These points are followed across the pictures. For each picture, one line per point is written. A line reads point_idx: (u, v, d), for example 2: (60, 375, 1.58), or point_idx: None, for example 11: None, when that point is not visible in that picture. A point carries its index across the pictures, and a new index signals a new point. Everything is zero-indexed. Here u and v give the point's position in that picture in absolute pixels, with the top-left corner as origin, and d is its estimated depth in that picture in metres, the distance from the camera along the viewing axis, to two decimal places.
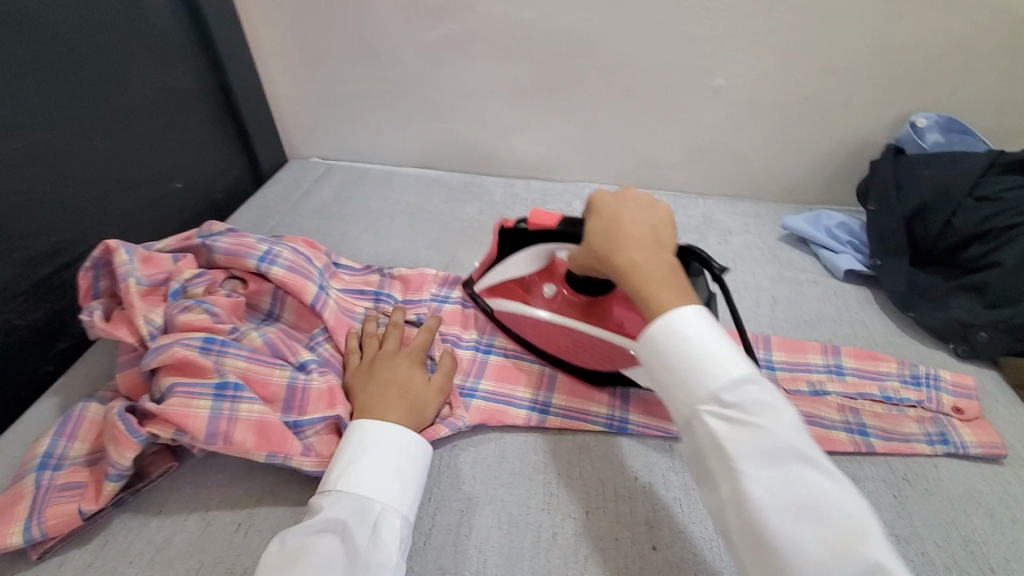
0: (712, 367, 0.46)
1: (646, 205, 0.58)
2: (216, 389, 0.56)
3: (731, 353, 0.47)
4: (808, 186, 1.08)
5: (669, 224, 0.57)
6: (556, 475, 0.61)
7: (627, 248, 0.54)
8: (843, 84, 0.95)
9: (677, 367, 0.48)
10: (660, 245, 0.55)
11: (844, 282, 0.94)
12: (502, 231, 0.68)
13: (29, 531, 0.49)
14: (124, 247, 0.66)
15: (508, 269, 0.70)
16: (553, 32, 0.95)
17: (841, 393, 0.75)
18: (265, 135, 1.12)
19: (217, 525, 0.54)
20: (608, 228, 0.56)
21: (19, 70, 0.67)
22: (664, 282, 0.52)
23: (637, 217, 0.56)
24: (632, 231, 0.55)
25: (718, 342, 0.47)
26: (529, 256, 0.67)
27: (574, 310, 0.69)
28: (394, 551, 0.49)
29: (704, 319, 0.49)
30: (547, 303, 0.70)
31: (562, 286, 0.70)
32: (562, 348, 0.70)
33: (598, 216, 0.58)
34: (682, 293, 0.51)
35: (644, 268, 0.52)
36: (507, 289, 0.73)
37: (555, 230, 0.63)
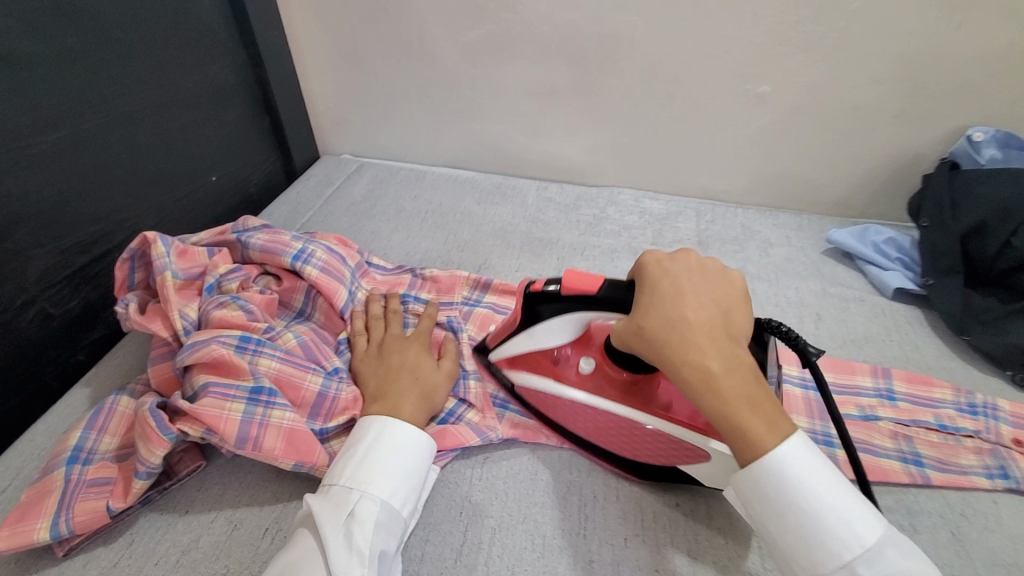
0: (845, 535, 0.43)
1: (707, 282, 0.52)
2: (251, 393, 0.55)
3: (862, 513, 0.44)
4: (855, 198, 1.03)
5: (734, 305, 0.52)
6: (592, 497, 0.59)
7: (701, 351, 0.48)
8: (898, 95, 0.91)
9: (801, 530, 0.44)
10: (733, 343, 0.49)
11: (892, 301, 0.89)
12: (529, 295, 0.58)
13: (57, 527, 0.48)
14: (162, 239, 0.65)
15: (534, 339, 0.61)
16: (594, 33, 0.93)
17: (894, 419, 0.71)
18: (299, 131, 1.11)
19: (244, 529, 0.53)
20: (674, 317, 0.49)
21: (68, 59, 0.67)
22: (751, 396, 0.47)
23: (703, 305, 0.50)
24: (704, 326, 0.49)
25: (846, 499, 0.45)
26: (562, 327, 0.59)
27: (613, 390, 0.60)
28: (366, 542, 0.47)
29: (824, 469, 0.45)
30: (581, 380, 0.61)
31: (600, 360, 0.61)
32: (596, 435, 0.60)
33: (658, 299, 0.51)
34: (770, 410, 0.47)
35: (726, 379, 0.47)
36: (533, 361, 0.64)
37: (597, 297, 0.54)
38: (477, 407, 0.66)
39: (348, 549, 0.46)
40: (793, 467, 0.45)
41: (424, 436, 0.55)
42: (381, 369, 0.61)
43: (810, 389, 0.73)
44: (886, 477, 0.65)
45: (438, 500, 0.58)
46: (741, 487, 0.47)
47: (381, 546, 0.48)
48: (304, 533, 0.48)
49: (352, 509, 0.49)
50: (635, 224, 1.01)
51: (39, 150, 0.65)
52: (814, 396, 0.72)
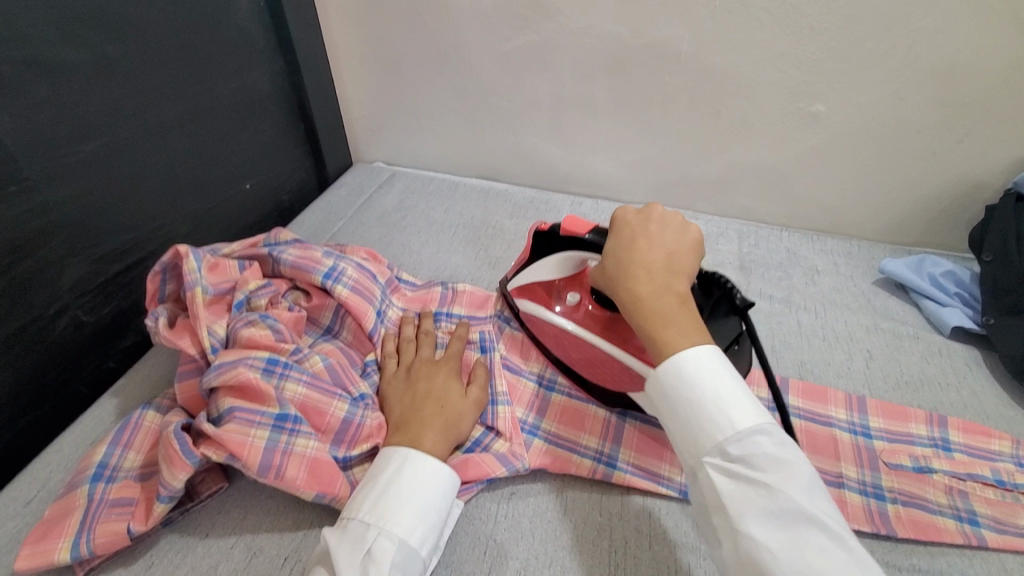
0: (718, 415, 0.44)
1: (666, 228, 0.55)
2: (276, 420, 0.53)
3: (742, 401, 0.45)
4: (911, 226, 0.97)
5: (689, 250, 0.54)
6: (623, 544, 0.55)
7: (633, 278, 0.52)
8: (963, 118, 0.85)
9: (683, 414, 0.46)
10: (671, 277, 0.52)
11: (950, 340, 0.83)
12: (537, 233, 0.67)
13: (78, 548, 0.48)
14: (194, 253, 0.64)
15: (536, 272, 0.69)
16: (638, 47, 0.89)
17: (949, 471, 0.65)
18: (334, 138, 1.11)
19: (263, 557, 0.51)
20: (623, 256, 0.53)
21: (107, 67, 0.67)
22: (671, 317, 0.49)
23: (654, 243, 0.53)
24: (644, 260, 0.52)
25: (731, 389, 0.45)
26: (559, 264, 0.66)
27: (595, 324, 0.66)
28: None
29: (716, 361, 0.46)
30: (570, 311, 0.68)
31: (586, 297, 0.67)
32: (573, 361, 0.67)
33: (615, 241, 0.55)
34: (689, 331, 0.48)
35: (649, 300, 0.50)
36: (531, 291, 0.70)
37: (583, 239, 0.61)
38: (505, 434, 0.63)
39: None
40: (684, 359, 0.46)
41: (447, 470, 0.53)
42: (407, 395, 0.60)
43: (857, 434, 0.68)
44: (940, 537, 0.59)
45: (461, 537, 0.56)
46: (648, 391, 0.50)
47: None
48: (320, 570, 0.46)
49: (369, 547, 0.46)
50: None
51: (76, 158, 0.65)
52: (862, 442, 0.68)
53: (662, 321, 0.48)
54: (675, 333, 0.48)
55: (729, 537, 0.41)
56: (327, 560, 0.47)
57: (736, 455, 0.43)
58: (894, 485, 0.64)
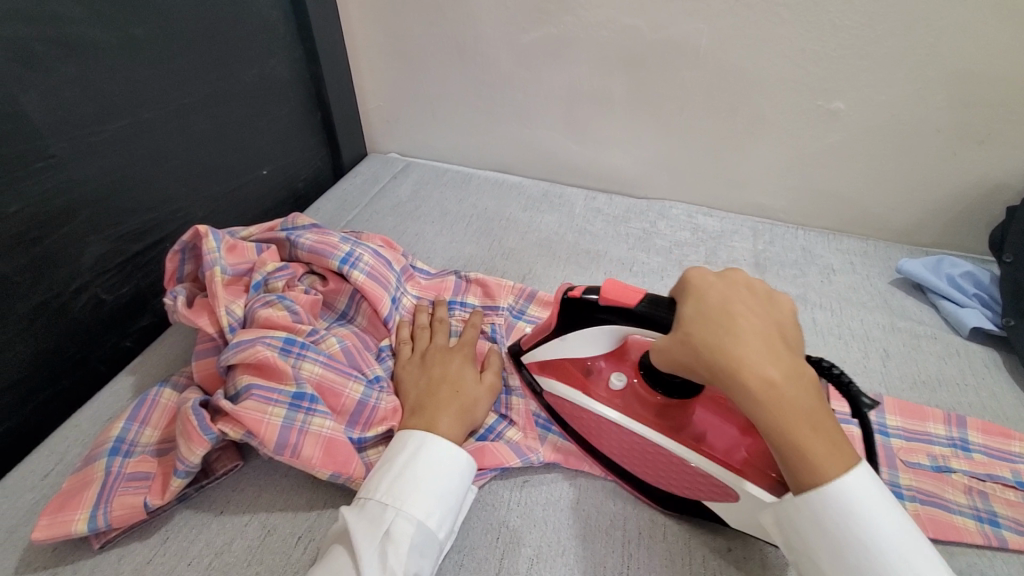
0: (903, 571, 0.39)
1: (758, 294, 0.48)
2: (293, 399, 0.54)
3: (920, 550, 0.40)
4: (929, 226, 0.96)
5: (790, 318, 0.48)
6: (637, 534, 0.55)
7: (758, 363, 0.44)
8: (985, 118, 0.84)
9: (855, 562, 0.41)
10: (791, 356, 0.45)
11: (968, 341, 0.82)
12: (565, 299, 0.56)
13: (96, 520, 0.48)
14: (214, 234, 0.65)
15: (568, 347, 0.59)
16: (657, 41, 0.89)
17: (968, 472, 0.64)
18: (349, 128, 1.11)
19: (277, 536, 0.51)
20: (728, 327, 0.45)
21: (132, 48, 0.68)
22: (816, 417, 0.43)
23: (757, 312, 0.47)
24: (759, 336, 0.45)
25: (905, 534, 0.41)
26: (600, 337, 0.56)
27: (645, 410, 0.56)
28: (399, 563, 0.45)
29: (884, 500, 0.42)
30: (611, 396, 0.58)
31: (633, 376, 0.58)
32: (620, 455, 0.57)
33: (708, 309, 0.47)
34: (836, 435, 0.43)
35: (786, 395, 0.43)
36: (561, 368, 0.61)
37: (635, 312, 0.51)
38: (519, 424, 0.63)
39: (380, 571, 0.44)
40: (853, 498, 0.41)
41: (463, 455, 0.53)
42: (422, 380, 0.60)
43: (875, 433, 0.67)
44: (959, 537, 0.58)
45: (474, 523, 0.56)
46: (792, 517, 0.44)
47: (414, 569, 0.46)
48: (337, 549, 0.46)
49: (386, 528, 0.46)
50: (687, 240, 0.97)
51: (101, 138, 0.65)
52: (880, 440, 0.67)
53: (809, 423, 0.42)
54: (823, 441, 0.43)
55: None
56: (344, 539, 0.47)
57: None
58: (913, 483, 0.63)
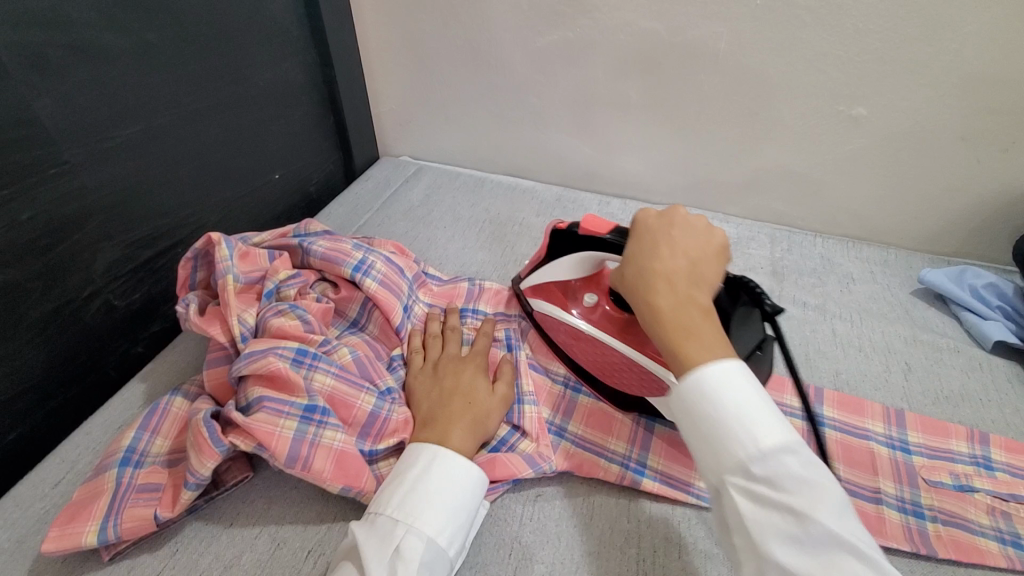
0: (742, 434, 0.41)
1: (684, 232, 0.51)
2: (305, 411, 0.53)
3: (769, 413, 0.41)
4: (951, 236, 0.94)
5: (711, 256, 0.50)
6: (652, 552, 0.54)
7: (654, 284, 0.48)
8: (1013, 125, 0.81)
9: (704, 429, 0.42)
10: (694, 286, 0.48)
11: (992, 354, 0.79)
12: (554, 231, 0.66)
13: (105, 532, 0.48)
14: (226, 241, 0.64)
15: (554, 271, 0.67)
16: (674, 44, 0.87)
17: (992, 491, 0.62)
18: (361, 131, 1.11)
19: (286, 549, 0.51)
20: (640, 261, 0.50)
21: (146, 53, 0.68)
22: (694, 330, 0.45)
23: (673, 250, 0.50)
24: (662, 268, 0.49)
25: (757, 398, 0.42)
26: (581, 265, 0.64)
27: (612, 325, 0.65)
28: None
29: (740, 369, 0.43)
30: (584, 312, 0.66)
31: (604, 298, 0.66)
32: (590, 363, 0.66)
33: (635, 249, 0.52)
34: (713, 346, 0.44)
35: (672, 312, 0.46)
36: (546, 290, 0.69)
37: (606, 240, 0.60)
38: (531, 435, 0.62)
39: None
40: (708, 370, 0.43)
41: (475, 471, 0.52)
42: (434, 391, 0.59)
43: (894, 449, 0.66)
44: (983, 559, 0.57)
45: (486, 538, 0.55)
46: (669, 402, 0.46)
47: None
48: (347, 565, 0.46)
49: (397, 545, 0.45)
50: None
51: (114, 143, 0.65)
52: (900, 457, 0.65)
53: (685, 333, 0.45)
54: (697, 347, 0.44)
55: (751, 560, 0.39)
56: (354, 555, 0.46)
57: (760, 477, 0.39)
58: (934, 503, 0.61)
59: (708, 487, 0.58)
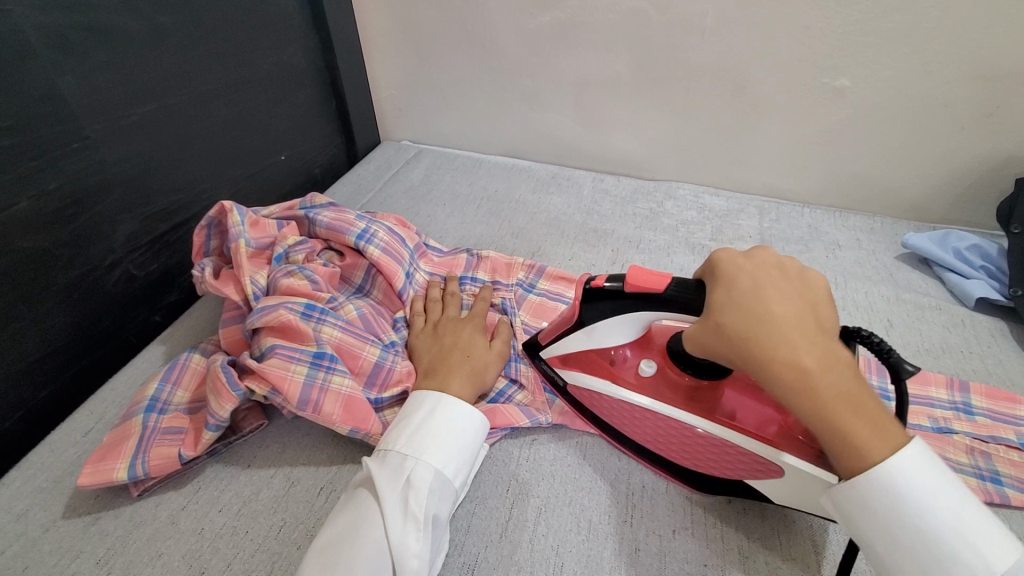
0: (968, 558, 0.38)
1: (785, 277, 0.47)
2: (314, 357, 0.57)
3: (989, 524, 0.40)
4: (936, 202, 0.97)
5: (822, 296, 0.47)
6: (641, 486, 0.58)
7: (793, 344, 0.43)
8: (991, 91, 0.84)
9: (916, 550, 0.40)
10: (826, 337, 0.44)
11: (974, 311, 0.82)
12: (587, 290, 0.55)
13: (134, 468, 0.52)
14: (238, 209, 0.68)
15: (595, 337, 0.58)
16: (662, 22, 0.91)
17: (970, 434, 0.65)
18: (363, 117, 1.15)
19: (300, 487, 0.55)
20: (761, 314, 0.44)
21: (157, 36, 0.72)
22: (857, 400, 0.42)
23: (789, 299, 0.45)
24: (790, 322, 0.44)
25: (971, 507, 0.40)
26: (627, 325, 0.56)
27: (677, 396, 0.56)
28: (420, 506, 0.47)
29: (945, 471, 0.41)
30: (640, 383, 0.58)
31: (660, 363, 0.59)
32: (657, 442, 0.57)
33: (739, 297, 0.46)
34: (880, 418, 0.42)
35: (825, 380, 0.42)
36: (586, 361, 0.61)
37: (664, 297, 0.51)
38: (528, 388, 0.66)
39: (403, 512, 0.47)
40: (917, 483, 0.40)
41: (477, 412, 0.55)
42: (435, 347, 0.63)
43: None
44: None
45: (485, 476, 0.59)
46: (848, 510, 0.43)
47: (434, 511, 0.48)
48: (361, 494, 0.50)
49: (408, 475, 0.49)
50: (693, 219, 0.98)
51: (130, 121, 0.70)
52: None
53: (849, 405, 0.42)
54: (865, 423, 0.42)
55: None
56: (367, 486, 0.50)
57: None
58: None
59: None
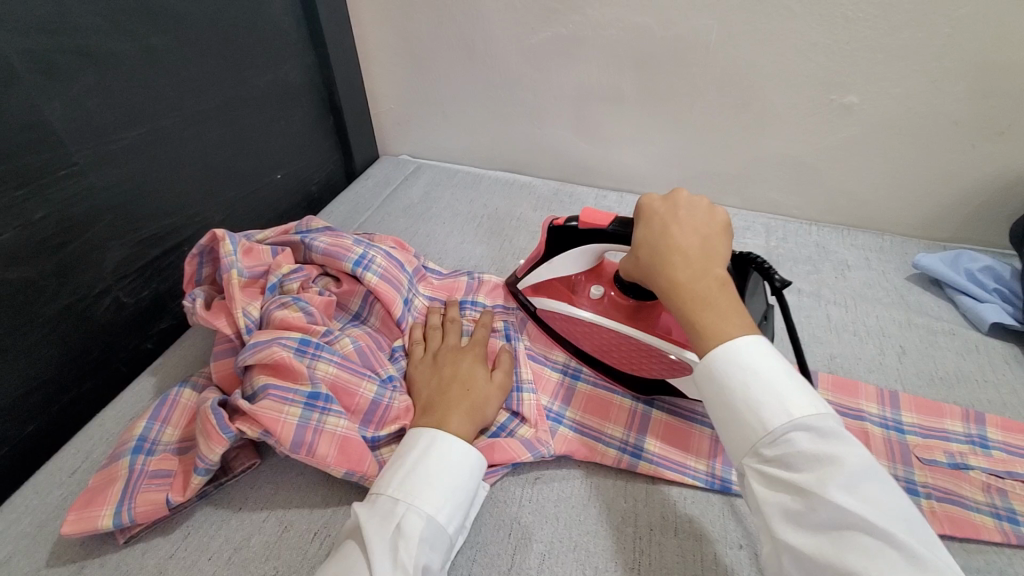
0: (751, 416, 0.43)
1: (691, 212, 0.54)
2: (308, 398, 0.55)
3: (788, 391, 0.42)
4: (947, 221, 0.95)
5: (723, 230, 0.53)
6: (649, 529, 0.55)
7: (671, 264, 0.51)
8: (1006, 109, 0.82)
9: (720, 413, 0.46)
10: (709, 261, 0.50)
11: (988, 336, 0.80)
12: (551, 227, 0.66)
13: (120, 516, 0.50)
14: (230, 237, 0.66)
15: (556, 267, 0.67)
16: (666, 38, 0.89)
17: (987, 469, 0.63)
18: (361, 132, 1.13)
19: (293, 532, 0.53)
20: (656, 242, 0.53)
21: (150, 58, 0.70)
22: (712, 302, 0.48)
23: (683, 228, 0.52)
24: (677, 247, 0.51)
25: (775, 378, 0.43)
26: (578, 257, 0.65)
27: (618, 313, 0.66)
28: (411, 557, 0.45)
29: (762, 352, 0.45)
30: (590, 303, 0.68)
31: (610, 288, 0.67)
32: (599, 352, 0.68)
33: (643, 229, 0.55)
34: (730, 317, 0.47)
35: (687, 286, 0.49)
36: (550, 287, 0.71)
37: (607, 231, 0.60)
38: (531, 421, 0.63)
39: (392, 564, 0.45)
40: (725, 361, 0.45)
41: (472, 452, 0.53)
42: (433, 379, 0.61)
43: (889, 429, 0.67)
44: (977, 535, 0.57)
45: (486, 519, 0.56)
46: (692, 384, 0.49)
47: (426, 561, 0.46)
48: (350, 544, 0.47)
49: (398, 523, 0.47)
50: None
51: (120, 145, 0.67)
52: (894, 436, 0.66)
53: (701, 304, 0.48)
54: (714, 318, 0.47)
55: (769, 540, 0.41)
56: (357, 535, 0.48)
57: (772, 458, 0.41)
58: (928, 480, 0.61)
59: (703, 470, 0.60)
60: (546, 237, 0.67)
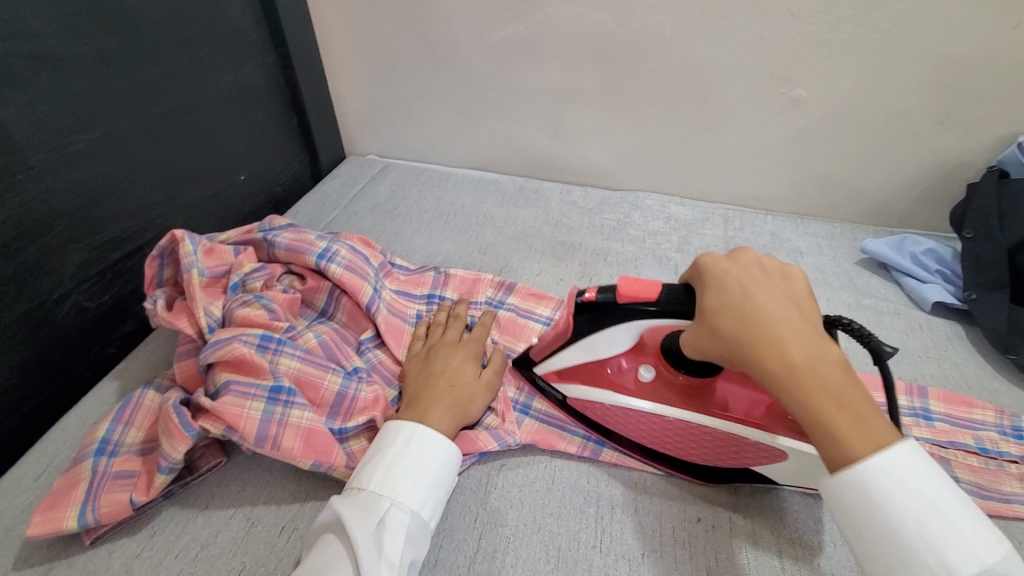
0: (937, 566, 0.38)
1: (768, 282, 0.49)
2: (270, 392, 0.56)
3: (970, 531, 0.39)
4: (893, 208, 0.99)
5: (805, 292, 0.49)
6: (610, 509, 0.57)
7: (781, 344, 0.45)
8: (942, 99, 0.86)
9: (888, 548, 0.40)
10: (817, 337, 0.45)
11: (931, 315, 0.85)
12: (580, 304, 0.56)
13: (85, 517, 0.50)
14: (190, 237, 0.67)
15: (593, 349, 0.58)
16: (623, 35, 0.91)
17: (929, 440, 0.66)
18: (326, 131, 1.12)
19: (261, 527, 0.53)
20: (749, 318, 0.46)
21: (105, 60, 0.69)
22: (842, 392, 0.43)
23: (772, 301, 0.47)
24: (776, 323, 0.46)
25: (958, 520, 0.39)
26: (619, 337, 0.56)
27: (675, 396, 0.58)
28: (396, 552, 0.46)
29: (938, 487, 0.41)
30: (641, 388, 0.59)
31: (658, 365, 0.59)
32: (653, 439, 0.59)
33: (726, 301, 0.48)
34: (868, 413, 0.43)
35: (809, 371, 0.43)
36: (584, 373, 0.62)
37: (656, 308, 0.52)
38: (498, 412, 0.65)
39: (377, 558, 0.46)
40: (893, 482, 0.40)
41: (452, 447, 0.54)
42: (423, 373, 0.62)
43: None
44: None
45: (453, 507, 0.58)
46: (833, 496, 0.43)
47: (411, 557, 0.48)
48: (332, 540, 0.47)
49: (381, 517, 0.48)
50: (660, 229, 0.99)
51: (76, 149, 0.67)
52: None
53: (835, 399, 0.43)
54: (849, 415, 0.43)
55: None
56: (338, 531, 0.48)
57: None
58: None
59: None
60: (575, 317, 0.57)
